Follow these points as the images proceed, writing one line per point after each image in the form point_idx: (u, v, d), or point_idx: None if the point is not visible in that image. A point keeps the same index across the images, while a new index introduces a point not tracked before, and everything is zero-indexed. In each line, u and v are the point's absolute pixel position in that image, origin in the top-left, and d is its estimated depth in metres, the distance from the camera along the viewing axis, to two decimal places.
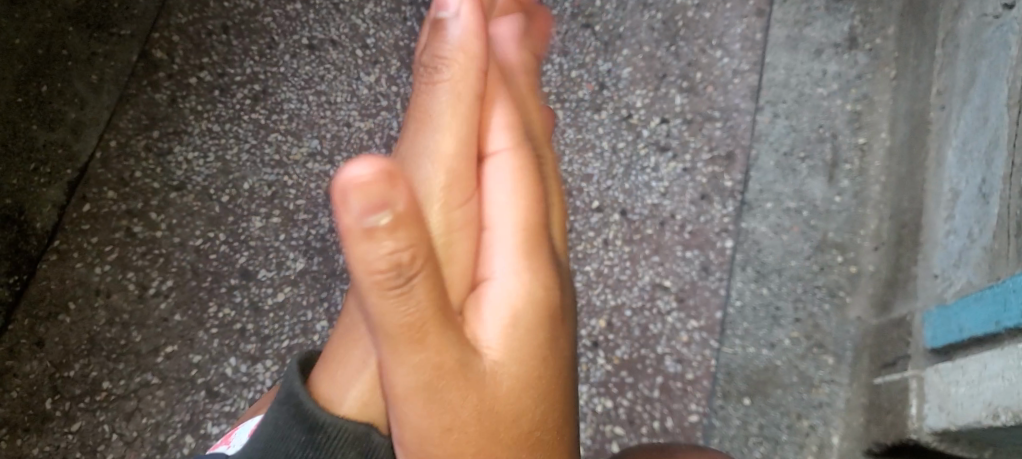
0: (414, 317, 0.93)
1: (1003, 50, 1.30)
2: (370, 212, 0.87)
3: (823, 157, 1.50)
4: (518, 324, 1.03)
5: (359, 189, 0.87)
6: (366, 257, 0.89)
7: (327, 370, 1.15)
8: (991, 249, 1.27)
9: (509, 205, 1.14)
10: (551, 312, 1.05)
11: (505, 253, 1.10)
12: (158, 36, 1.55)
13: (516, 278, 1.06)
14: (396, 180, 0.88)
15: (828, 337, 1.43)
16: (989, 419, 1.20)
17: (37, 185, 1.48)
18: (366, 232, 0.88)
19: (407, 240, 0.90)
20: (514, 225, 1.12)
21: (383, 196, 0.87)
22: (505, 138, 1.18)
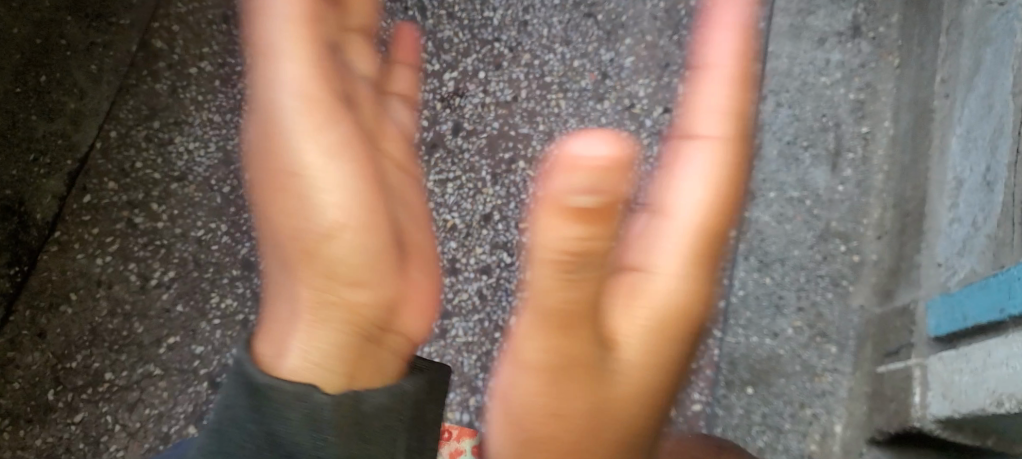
0: (579, 303, 0.96)
1: (1009, 36, 1.30)
2: (590, 191, 0.91)
3: (826, 146, 1.50)
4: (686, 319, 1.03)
5: (585, 164, 0.90)
6: (558, 232, 0.93)
7: (266, 332, 1.09)
8: (995, 237, 1.27)
9: (697, 189, 1.04)
10: (686, 318, 1.03)
11: (676, 236, 1.03)
12: (157, 26, 1.54)
13: (677, 273, 1.02)
14: (621, 171, 0.91)
15: (832, 326, 1.43)
16: (994, 406, 1.20)
17: (37, 176, 1.47)
18: (561, 211, 0.92)
19: (596, 229, 0.93)
20: (691, 218, 1.04)
21: (607, 185, 0.91)
22: (721, 123, 1.06)
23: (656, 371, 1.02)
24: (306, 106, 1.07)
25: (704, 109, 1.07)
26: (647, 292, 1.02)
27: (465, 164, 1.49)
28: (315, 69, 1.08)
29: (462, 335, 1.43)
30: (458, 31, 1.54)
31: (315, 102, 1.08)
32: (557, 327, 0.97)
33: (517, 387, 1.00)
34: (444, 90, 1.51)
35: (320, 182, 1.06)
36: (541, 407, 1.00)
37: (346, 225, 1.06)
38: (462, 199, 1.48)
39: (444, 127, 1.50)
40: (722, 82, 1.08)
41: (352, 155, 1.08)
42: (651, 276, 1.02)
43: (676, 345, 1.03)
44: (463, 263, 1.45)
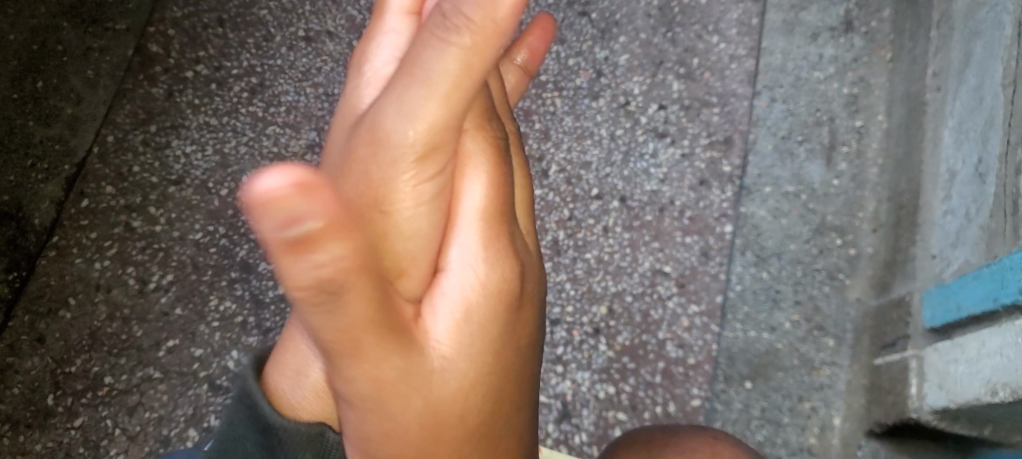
0: (346, 331, 0.87)
1: (998, 30, 1.31)
2: (312, 219, 0.78)
3: (821, 140, 1.51)
4: (471, 319, 0.98)
5: (277, 201, 0.77)
6: (294, 272, 0.81)
7: (290, 342, 1.14)
8: (988, 228, 1.28)
9: (479, 194, 1.03)
10: (506, 300, 1.00)
11: (468, 224, 1.02)
12: (153, 30, 1.55)
13: (474, 268, 1.00)
14: (312, 191, 0.78)
15: (829, 319, 1.44)
16: (988, 396, 1.21)
17: (35, 181, 1.47)
18: (289, 246, 0.79)
19: (341, 248, 0.81)
20: (476, 210, 1.03)
21: (296, 209, 0.78)
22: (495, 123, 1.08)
23: (482, 380, 0.99)
24: (425, 150, 1.00)
25: (456, 108, 1.07)
26: (443, 289, 1.00)
27: None
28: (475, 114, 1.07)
29: None
30: None
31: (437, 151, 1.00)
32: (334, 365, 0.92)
33: (359, 416, 0.96)
34: None
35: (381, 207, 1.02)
36: (376, 431, 0.96)
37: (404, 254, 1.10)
38: None
39: None
40: (459, 71, 1.08)
41: None
42: (445, 271, 1.01)
43: (489, 335, 0.99)
44: None
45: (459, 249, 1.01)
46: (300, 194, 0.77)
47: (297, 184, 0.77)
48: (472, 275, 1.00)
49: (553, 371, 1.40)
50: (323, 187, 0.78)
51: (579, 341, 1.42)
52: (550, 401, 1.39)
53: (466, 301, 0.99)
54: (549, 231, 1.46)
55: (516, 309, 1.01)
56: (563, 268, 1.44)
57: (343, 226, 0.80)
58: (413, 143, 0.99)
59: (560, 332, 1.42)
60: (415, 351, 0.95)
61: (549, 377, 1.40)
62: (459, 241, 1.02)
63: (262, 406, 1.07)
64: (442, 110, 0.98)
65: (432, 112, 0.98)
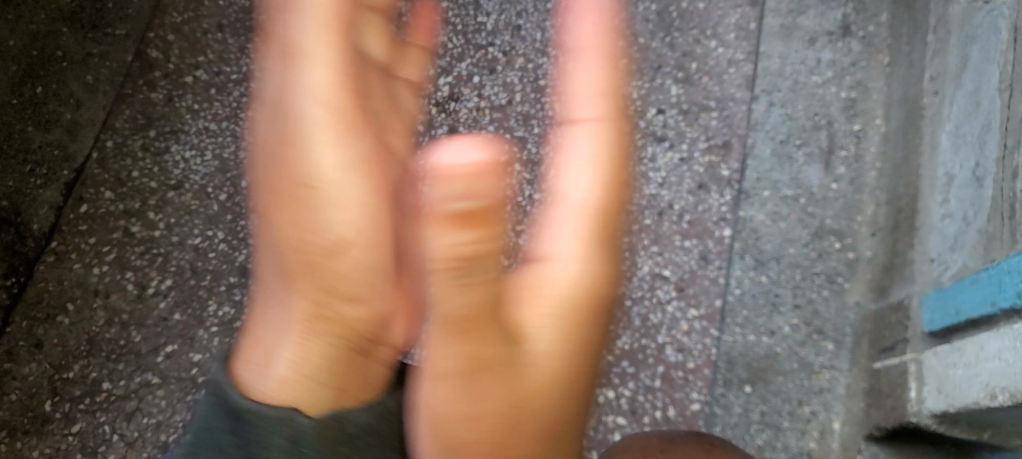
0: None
1: (994, 35, 1.31)
2: (465, 196, 0.92)
3: (819, 144, 1.51)
4: (565, 316, 1.04)
5: (461, 171, 0.92)
6: (441, 241, 0.94)
7: (252, 337, 1.15)
8: (985, 232, 1.28)
9: (588, 186, 1.07)
10: (593, 303, 1.05)
11: (573, 219, 1.06)
12: (153, 35, 1.55)
13: (574, 263, 1.05)
14: (484, 173, 0.92)
15: (828, 323, 1.44)
16: (986, 400, 1.21)
17: (34, 187, 1.47)
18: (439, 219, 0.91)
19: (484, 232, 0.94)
20: (581, 201, 1.06)
21: (470, 188, 0.92)
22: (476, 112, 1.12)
23: (568, 369, 1.04)
24: (332, 120, 1.17)
25: (580, 93, 1.10)
26: (546, 280, 1.05)
27: None
28: (338, 76, 1.19)
29: None
30: (452, 36, 1.56)
31: (348, 125, 1.18)
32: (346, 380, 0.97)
33: (438, 391, 1.03)
34: (439, 95, 1.52)
35: (334, 195, 1.15)
36: (458, 411, 1.03)
37: (354, 242, 1.15)
38: None
39: (438, 131, 1.51)
40: (592, 71, 1.11)
41: (365, 171, 1.18)
42: (546, 262, 1.06)
43: (583, 335, 1.05)
44: None
45: (569, 236, 1.06)
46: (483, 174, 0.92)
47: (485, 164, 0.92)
48: (568, 270, 1.05)
49: None
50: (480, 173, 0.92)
51: None
52: None
53: (569, 294, 1.04)
54: None
55: (600, 313, 1.06)
56: None
57: (502, 208, 0.94)
58: (316, 121, 1.17)
59: None
60: (500, 338, 1.02)
61: None
62: (561, 235, 1.06)
63: (229, 392, 1.08)
64: (325, 77, 1.18)
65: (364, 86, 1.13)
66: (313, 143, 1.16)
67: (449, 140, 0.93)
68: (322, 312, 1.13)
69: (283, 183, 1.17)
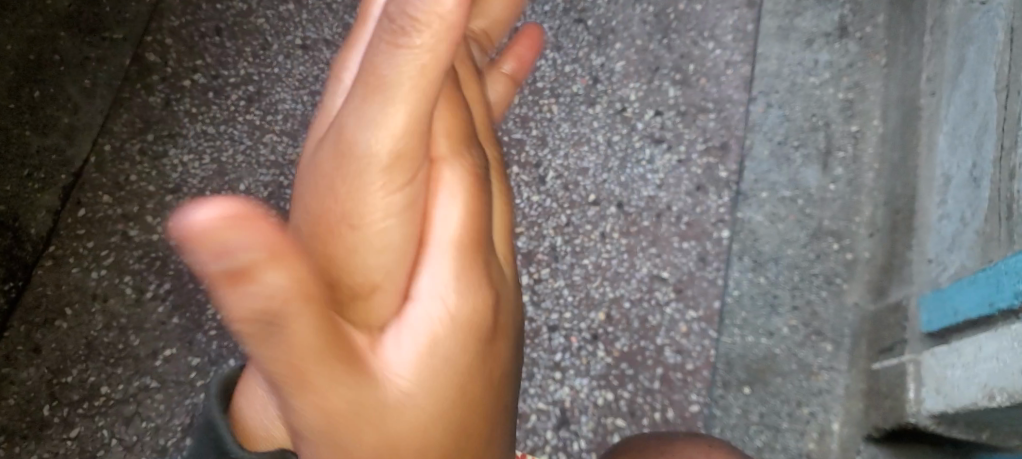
0: (291, 362, 0.90)
1: (991, 36, 1.32)
2: (229, 254, 0.82)
3: (816, 146, 1.51)
4: (437, 354, 1.02)
5: (215, 232, 0.81)
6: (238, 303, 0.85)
7: (258, 369, 1.09)
8: (983, 232, 1.28)
9: (453, 220, 1.05)
10: (476, 330, 1.05)
11: (440, 259, 1.04)
12: (151, 39, 1.56)
13: (444, 298, 1.03)
14: (246, 221, 0.82)
15: (827, 324, 1.44)
16: (985, 400, 1.21)
17: (31, 191, 1.47)
18: (226, 277, 0.83)
19: (273, 282, 0.85)
20: (452, 239, 1.05)
21: (229, 244, 0.82)
22: (398, 134, 0.98)
23: (441, 405, 1.03)
24: (395, 164, 0.99)
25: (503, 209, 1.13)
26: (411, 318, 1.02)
27: None
28: (415, 121, 0.98)
29: None
30: None
31: (404, 159, 0.99)
32: (293, 386, 0.92)
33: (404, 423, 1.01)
34: None
35: (365, 238, 0.99)
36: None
37: (383, 287, 1.00)
38: None
39: None
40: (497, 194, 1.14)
41: (409, 210, 1.01)
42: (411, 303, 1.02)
43: (456, 372, 1.03)
44: None
45: (428, 281, 1.03)
46: (236, 222, 0.82)
47: (227, 211, 0.82)
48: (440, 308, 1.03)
49: (551, 378, 1.40)
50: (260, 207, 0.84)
51: (577, 347, 1.41)
52: (550, 408, 1.39)
53: (459, 318, 1.04)
54: (547, 237, 1.46)
55: (485, 340, 1.06)
56: (561, 274, 1.44)
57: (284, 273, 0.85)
58: (381, 163, 0.98)
59: (558, 339, 1.42)
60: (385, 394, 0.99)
61: (547, 383, 1.40)
62: (431, 269, 1.04)
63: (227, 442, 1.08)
64: (405, 118, 0.98)
65: (398, 121, 0.98)
66: (368, 185, 0.99)
67: (201, 201, 0.82)
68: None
69: (313, 216, 1.00)
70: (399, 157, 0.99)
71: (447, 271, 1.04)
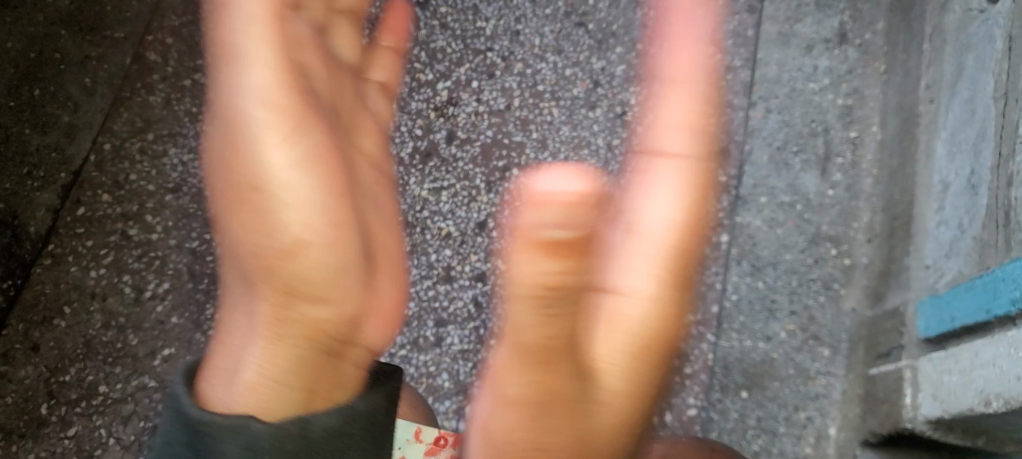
0: (554, 339, 0.98)
1: (990, 44, 1.32)
2: (560, 225, 0.93)
3: (816, 151, 1.52)
4: (639, 340, 1.05)
5: (560, 200, 0.92)
6: (532, 270, 0.94)
7: (222, 345, 1.11)
8: (980, 239, 1.29)
9: (668, 211, 1.09)
10: (663, 331, 1.06)
11: (641, 261, 1.07)
12: (151, 38, 1.55)
13: (644, 289, 1.06)
14: (590, 206, 0.93)
15: (824, 329, 1.45)
16: (980, 406, 1.22)
17: (31, 189, 1.47)
18: (541, 244, 0.93)
19: (565, 266, 0.94)
20: (659, 233, 1.08)
21: (581, 219, 0.93)
22: (684, 139, 1.11)
23: (633, 392, 1.05)
24: (280, 116, 1.11)
25: (666, 127, 1.12)
26: (618, 313, 1.05)
27: (460, 172, 1.50)
28: (282, 74, 1.12)
29: (457, 342, 1.43)
30: (451, 40, 1.56)
31: (292, 111, 1.11)
32: (539, 368, 0.99)
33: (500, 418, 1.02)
34: (438, 100, 1.53)
35: (277, 198, 1.10)
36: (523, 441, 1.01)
37: (308, 241, 1.09)
38: (456, 207, 1.48)
39: (438, 135, 1.51)
40: (677, 128, 1.12)
41: (315, 170, 1.11)
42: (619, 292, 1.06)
43: (651, 360, 1.06)
44: (459, 271, 1.45)
45: (641, 267, 1.07)
46: (577, 208, 0.93)
47: (581, 194, 0.93)
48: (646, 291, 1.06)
49: None
50: (580, 201, 0.93)
51: None
52: None
53: (642, 318, 1.05)
54: None
55: (669, 336, 1.07)
56: None
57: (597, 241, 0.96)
58: (260, 116, 1.11)
59: None
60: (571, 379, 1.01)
61: None
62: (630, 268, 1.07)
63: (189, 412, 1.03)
64: (268, 76, 1.11)
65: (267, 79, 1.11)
66: (264, 143, 1.10)
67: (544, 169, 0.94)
68: (288, 321, 1.09)
69: (230, 186, 1.12)
70: (287, 109, 1.11)
71: (649, 253, 1.07)
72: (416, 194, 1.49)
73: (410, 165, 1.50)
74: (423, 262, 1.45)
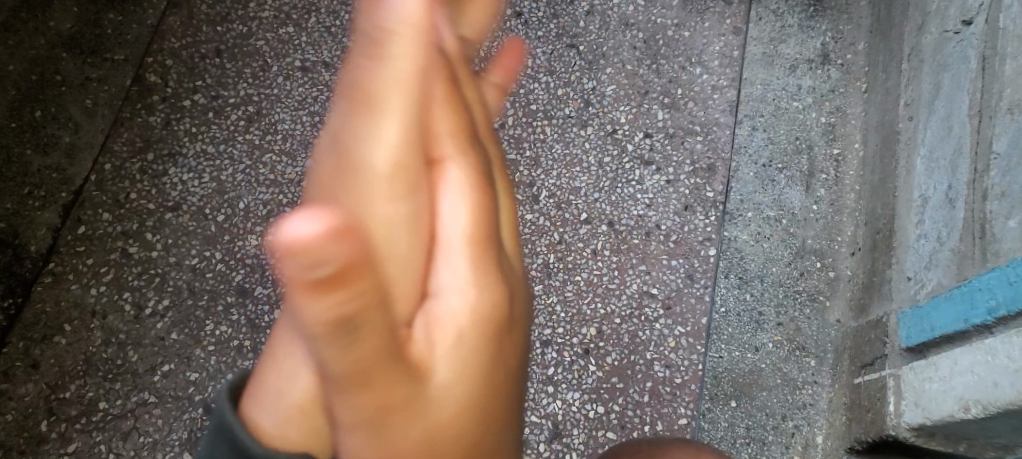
0: (362, 363, 0.83)
1: (964, 64, 1.38)
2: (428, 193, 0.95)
3: (800, 168, 1.57)
4: (464, 343, 0.91)
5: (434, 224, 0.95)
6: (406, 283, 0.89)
7: (272, 362, 1.03)
8: (958, 251, 1.33)
9: (460, 209, 0.97)
10: (495, 324, 0.93)
11: (457, 254, 0.95)
12: (152, 60, 1.59)
13: (464, 292, 0.93)
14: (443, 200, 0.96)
15: (809, 340, 1.49)
16: (961, 412, 1.26)
17: (31, 209, 1.50)
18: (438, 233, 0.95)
19: (350, 291, 0.79)
20: (460, 234, 0.96)
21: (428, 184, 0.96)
22: (450, 120, 1.01)
23: (471, 396, 0.90)
24: (398, 170, 0.94)
25: (441, 115, 1.02)
26: (437, 316, 0.91)
27: None
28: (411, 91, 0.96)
29: None
30: None
31: (405, 172, 0.94)
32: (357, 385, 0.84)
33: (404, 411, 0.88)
34: None
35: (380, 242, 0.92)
36: None
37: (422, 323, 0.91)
38: None
39: None
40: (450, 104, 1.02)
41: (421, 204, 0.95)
42: (437, 295, 0.92)
43: (488, 351, 0.92)
44: None
45: (458, 261, 0.95)
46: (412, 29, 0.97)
47: (418, 18, 0.97)
48: (463, 302, 0.92)
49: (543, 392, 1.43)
50: (413, 31, 0.97)
51: (569, 361, 1.45)
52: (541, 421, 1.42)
53: (470, 313, 0.92)
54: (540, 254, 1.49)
55: (507, 330, 0.95)
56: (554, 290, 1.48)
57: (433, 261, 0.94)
58: (380, 175, 0.93)
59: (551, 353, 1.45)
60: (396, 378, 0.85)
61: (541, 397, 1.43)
62: (447, 267, 0.94)
63: (246, 444, 0.99)
64: (398, 131, 0.95)
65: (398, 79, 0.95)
66: (371, 194, 0.93)
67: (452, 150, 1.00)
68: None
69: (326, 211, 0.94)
70: (399, 171, 0.94)
71: (456, 229, 0.96)
72: None
73: None
74: None
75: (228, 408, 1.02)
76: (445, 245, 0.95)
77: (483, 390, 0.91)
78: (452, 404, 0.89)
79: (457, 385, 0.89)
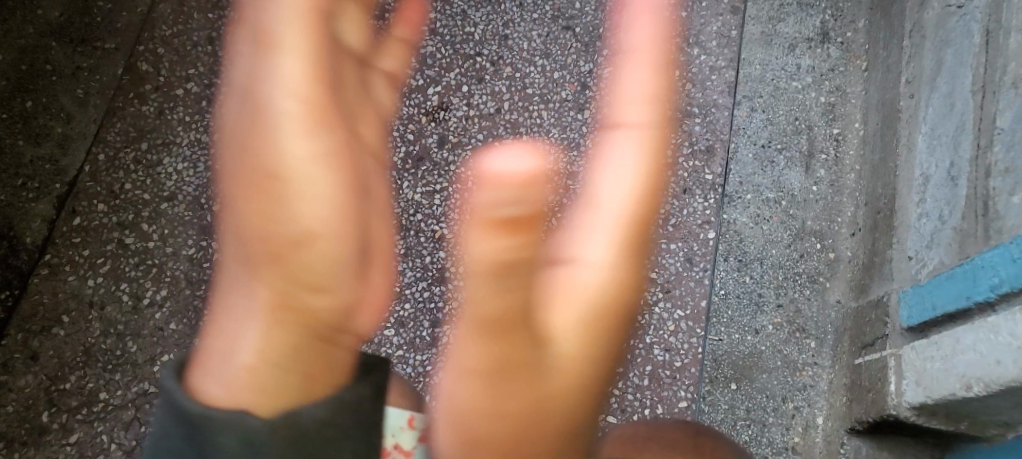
0: (579, 333, 0.98)
1: (967, 38, 1.36)
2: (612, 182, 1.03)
3: (799, 148, 1.56)
4: (603, 317, 0.99)
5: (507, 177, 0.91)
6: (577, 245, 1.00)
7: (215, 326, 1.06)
8: (960, 229, 1.32)
9: (623, 184, 1.02)
10: (626, 297, 1.00)
11: (607, 225, 1.00)
12: (143, 49, 1.57)
13: (602, 263, 0.99)
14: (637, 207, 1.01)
15: (810, 321, 1.49)
16: (963, 390, 1.25)
17: (25, 200, 1.49)
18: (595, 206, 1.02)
19: (521, 238, 0.92)
20: (618, 202, 1.01)
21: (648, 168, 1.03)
22: (644, 111, 1.04)
23: (592, 371, 0.98)
24: (304, 111, 1.04)
25: (627, 98, 1.06)
26: (569, 282, 0.98)
27: (453, 176, 1.53)
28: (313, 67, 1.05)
29: None
30: (440, 46, 1.58)
31: (314, 108, 1.04)
32: (512, 279, 0.92)
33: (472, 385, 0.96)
34: (428, 105, 1.55)
35: (302, 188, 1.01)
36: (476, 410, 0.96)
37: (318, 234, 1.01)
38: (449, 210, 1.51)
39: (429, 140, 1.54)
40: (642, 66, 1.08)
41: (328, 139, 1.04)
42: (575, 262, 0.99)
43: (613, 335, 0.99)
44: (453, 272, 1.48)
45: (601, 234, 1.00)
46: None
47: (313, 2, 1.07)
48: (595, 272, 0.99)
49: None
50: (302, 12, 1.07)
51: None
52: None
53: (601, 292, 0.98)
54: None
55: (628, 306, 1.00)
56: None
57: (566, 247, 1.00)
58: (289, 113, 1.03)
59: None
60: (530, 345, 0.95)
61: None
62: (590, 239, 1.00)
63: (184, 406, 1.01)
64: (297, 85, 1.04)
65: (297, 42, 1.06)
66: (287, 132, 1.02)
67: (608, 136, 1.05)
68: (290, 302, 1.01)
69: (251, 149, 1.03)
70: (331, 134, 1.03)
71: (612, 203, 1.01)
72: (410, 197, 1.51)
73: (402, 169, 1.52)
74: (417, 264, 1.48)
75: (172, 380, 1.03)
76: (586, 221, 1.02)
77: (596, 374, 0.98)
78: (571, 380, 0.97)
79: (579, 362, 0.97)
